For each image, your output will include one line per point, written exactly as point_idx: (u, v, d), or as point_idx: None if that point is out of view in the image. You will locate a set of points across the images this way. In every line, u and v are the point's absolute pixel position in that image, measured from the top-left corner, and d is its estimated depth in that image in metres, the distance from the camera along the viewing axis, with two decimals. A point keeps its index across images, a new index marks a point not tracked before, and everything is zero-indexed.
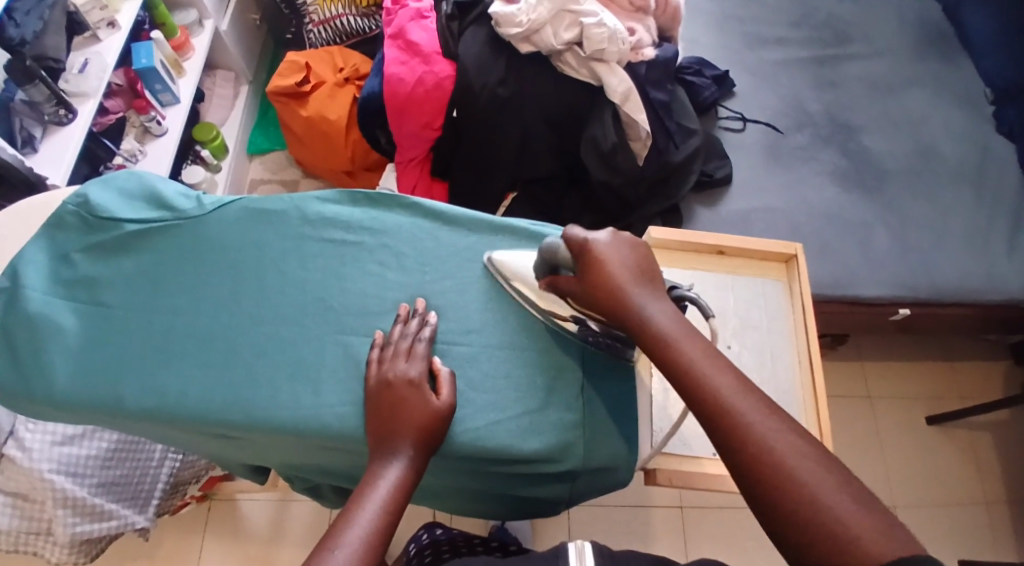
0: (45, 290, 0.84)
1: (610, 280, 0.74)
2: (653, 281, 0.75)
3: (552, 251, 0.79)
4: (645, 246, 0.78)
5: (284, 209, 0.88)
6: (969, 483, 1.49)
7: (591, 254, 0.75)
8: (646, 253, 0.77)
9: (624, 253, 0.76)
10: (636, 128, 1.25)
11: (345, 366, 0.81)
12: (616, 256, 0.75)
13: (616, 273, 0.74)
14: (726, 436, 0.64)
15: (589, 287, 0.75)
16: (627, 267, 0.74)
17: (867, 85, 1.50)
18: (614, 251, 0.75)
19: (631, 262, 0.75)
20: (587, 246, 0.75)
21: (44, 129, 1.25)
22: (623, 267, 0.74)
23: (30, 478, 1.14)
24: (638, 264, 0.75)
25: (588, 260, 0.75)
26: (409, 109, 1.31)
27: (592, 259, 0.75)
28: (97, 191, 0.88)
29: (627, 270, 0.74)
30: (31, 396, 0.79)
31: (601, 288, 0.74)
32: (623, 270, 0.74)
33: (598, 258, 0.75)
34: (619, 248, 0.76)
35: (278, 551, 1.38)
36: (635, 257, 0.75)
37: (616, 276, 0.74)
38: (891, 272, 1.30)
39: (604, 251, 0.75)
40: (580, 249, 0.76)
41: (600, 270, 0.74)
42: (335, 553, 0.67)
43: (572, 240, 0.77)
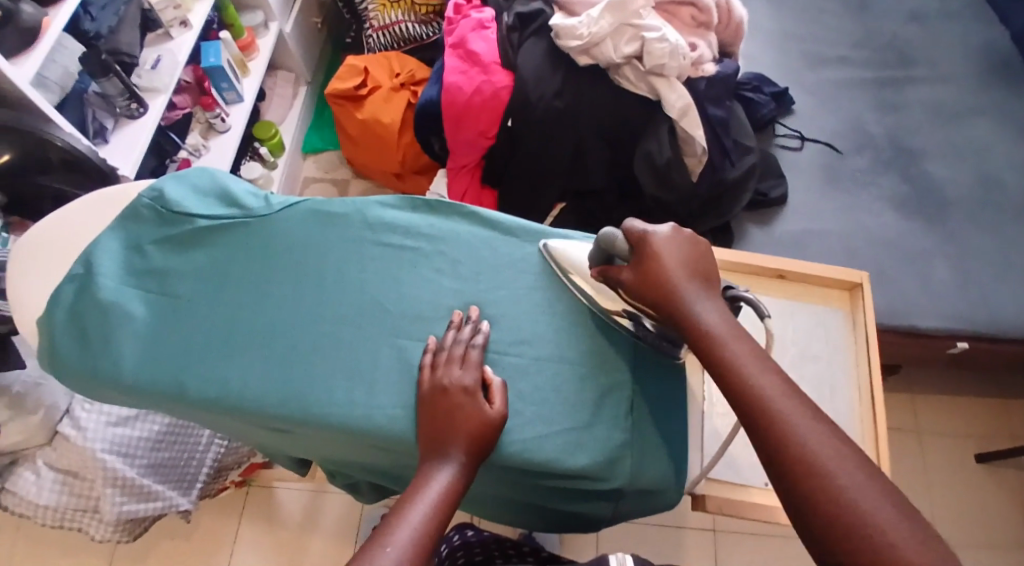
0: (118, 279, 0.86)
1: (665, 270, 0.74)
2: (707, 284, 0.75)
3: (609, 241, 0.78)
4: (705, 245, 0.78)
5: (347, 212, 0.91)
6: (1015, 524, 1.45)
7: (648, 243, 0.76)
8: (704, 252, 0.77)
9: (684, 248, 0.76)
10: (693, 144, 1.25)
11: (398, 369, 0.82)
12: (674, 249, 0.76)
13: (671, 265, 0.74)
14: (779, 460, 0.63)
15: (640, 276, 0.75)
16: (681, 261, 0.75)
17: (931, 109, 1.47)
18: (671, 243, 0.76)
19: (689, 258, 0.75)
20: (648, 235, 0.76)
21: (116, 122, 1.30)
22: (676, 261, 0.75)
23: (82, 456, 1.18)
24: (694, 262, 0.75)
25: (646, 249, 0.76)
26: (466, 117, 1.32)
27: (650, 246, 0.76)
28: (171, 185, 0.92)
29: (680, 263, 0.75)
30: (99, 378, 0.82)
31: (654, 277, 0.74)
32: (677, 263, 0.75)
33: (654, 247, 0.75)
34: (677, 242, 0.76)
35: (311, 542, 1.40)
36: (691, 254, 0.75)
37: (672, 267, 0.74)
38: (950, 305, 1.27)
39: (662, 244, 0.76)
40: (640, 237, 0.77)
41: (656, 259, 0.75)
42: (387, 549, 0.67)
43: (632, 231, 0.78)
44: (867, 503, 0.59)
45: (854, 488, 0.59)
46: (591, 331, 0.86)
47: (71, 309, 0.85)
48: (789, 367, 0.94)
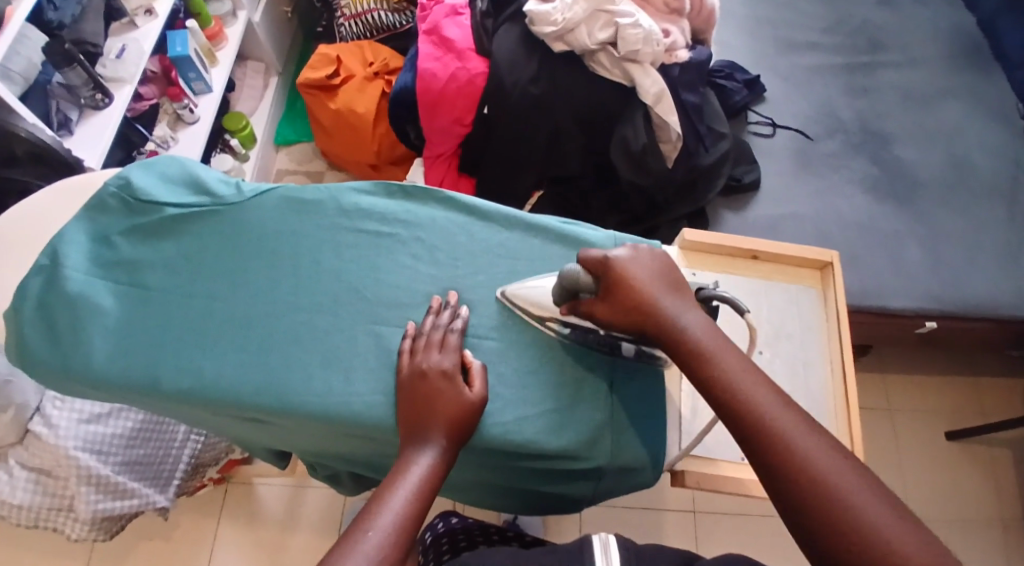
0: (85, 272, 0.85)
1: (641, 294, 0.74)
2: (677, 293, 0.76)
3: (572, 277, 0.76)
4: (664, 255, 0.79)
5: (321, 199, 0.90)
6: (985, 499, 1.48)
7: (616, 270, 0.75)
8: (666, 262, 0.78)
9: (648, 264, 0.77)
10: (668, 130, 1.26)
11: (377, 355, 0.82)
12: (639, 268, 0.76)
13: (646, 284, 0.75)
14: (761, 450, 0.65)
15: (618, 307, 0.75)
16: (653, 277, 0.76)
17: (901, 94, 1.49)
18: (634, 263, 0.76)
19: (657, 274, 0.76)
20: (611, 262, 0.76)
21: (81, 113, 1.28)
22: (648, 279, 0.75)
23: (54, 454, 1.16)
24: (661, 276, 0.76)
25: (615, 277, 0.75)
26: (442, 104, 1.31)
27: (620, 273, 0.75)
28: (139, 174, 0.90)
29: (653, 280, 0.75)
30: (67, 372, 0.80)
31: (632, 305, 0.74)
32: (649, 280, 0.75)
33: (623, 273, 0.75)
34: (639, 259, 0.77)
35: (292, 536, 1.39)
36: (657, 268, 0.76)
37: (646, 287, 0.75)
38: (921, 285, 1.29)
39: (627, 266, 0.76)
40: (602, 266, 0.76)
41: (628, 287, 0.75)
42: (369, 533, 0.68)
43: (591, 261, 0.77)
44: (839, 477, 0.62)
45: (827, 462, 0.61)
46: None
47: (38, 303, 0.83)
48: (763, 346, 0.94)
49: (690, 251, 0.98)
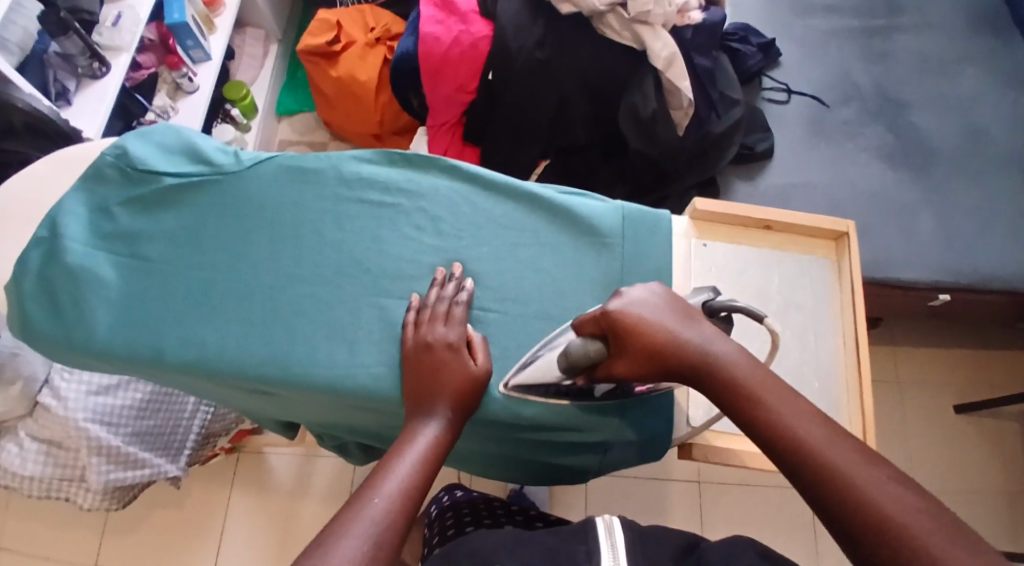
0: (85, 243, 0.84)
1: (656, 337, 0.71)
2: (690, 321, 0.73)
3: (581, 350, 0.74)
4: (663, 288, 0.75)
5: (321, 168, 0.88)
6: (992, 471, 1.48)
7: (622, 325, 0.71)
8: (668, 296, 0.74)
9: (646, 303, 0.73)
10: (678, 96, 1.22)
11: (381, 328, 0.82)
12: (641, 309, 0.72)
13: (660, 329, 0.71)
14: None
15: (639, 360, 0.71)
16: (663, 318, 0.72)
17: (919, 60, 1.44)
18: (641, 308, 0.72)
19: (663, 310, 0.72)
20: (611, 316, 0.72)
21: (78, 83, 1.26)
22: (660, 322, 0.71)
23: (64, 426, 1.17)
24: (667, 310, 0.73)
25: (622, 329, 0.71)
26: (445, 70, 1.28)
27: (626, 325, 0.71)
28: (136, 143, 0.88)
29: (664, 320, 0.72)
30: (72, 345, 0.80)
31: (654, 352, 0.71)
32: (661, 322, 0.72)
33: (634, 325, 0.71)
34: (643, 303, 0.73)
35: (303, 504, 1.40)
36: (665, 307, 0.73)
37: (657, 329, 0.71)
38: (932, 256, 1.27)
39: (635, 311, 0.72)
40: (603, 321, 0.72)
41: (642, 335, 0.71)
42: (376, 500, 0.64)
43: (598, 319, 0.73)
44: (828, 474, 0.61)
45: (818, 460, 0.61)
46: (576, 289, 0.86)
47: (39, 276, 0.82)
48: (773, 317, 0.93)
49: (701, 221, 0.96)
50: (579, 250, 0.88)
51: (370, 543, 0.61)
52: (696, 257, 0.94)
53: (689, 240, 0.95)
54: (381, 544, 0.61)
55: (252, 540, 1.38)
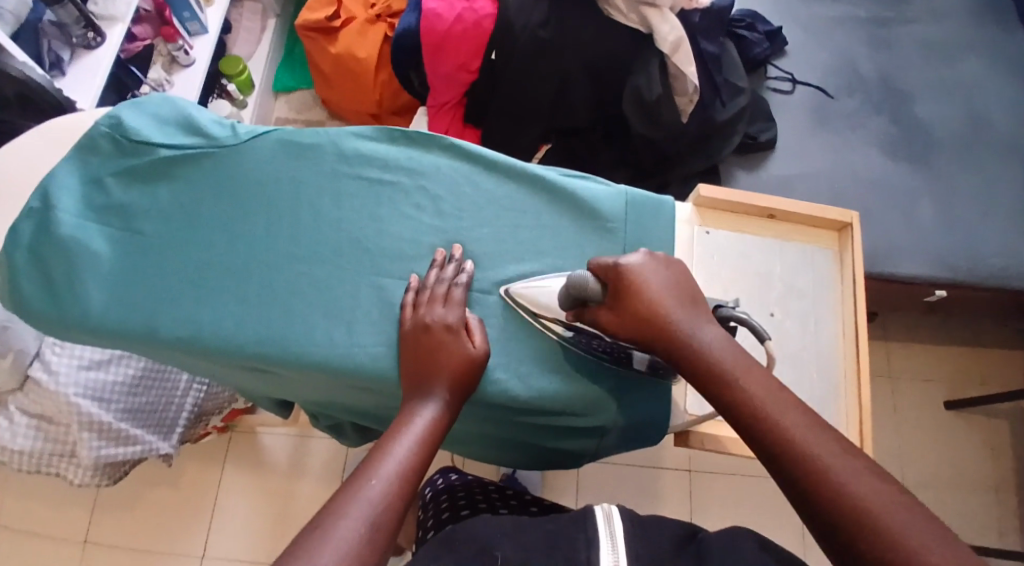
0: (78, 215, 0.82)
1: (652, 304, 0.71)
2: (687, 303, 0.72)
3: (580, 285, 0.75)
4: (679, 265, 0.76)
5: (320, 143, 0.87)
6: (982, 467, 1.48)
7: (626, 278, 0.72)
8: (681, 273, 0.75)
9: (660, 271, 0.74)
10: (684, 82, 1.21)
11: (379, 308, 0.81)
12: (650, 274, 0.73)
13: (660, 294, 0.72)
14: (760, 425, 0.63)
15: (630, 315, 0.72)
16: (665, 287, 0.72)
17: (925, 51, 1.43)
18: (648, 270, 0.73)
19: (669, 279, 0.73)
20: (620, 269, 0.73)
21: (73, 53, 1.23)
22: (662, 290, 0.72)
23: (56, 401, 1.16)
24: (673, 281, 0.73)
25: (624, 284, 0.72)
26: (446, 47, 1.26)
27: (628, 281, 0.72)
28: (130, 114, 0.86)
29: (665, 290, 0.72)
30: (64, 319, 0.79)
31: (640, 316, 0.71)
32: (661, 290, 0.72)
33: (634, 282, 0.72)
34: (652, 267, 0.74)
35: (295, 485, 1.40)
36: (672, 279, 0.73)
37: (657, 299, 0.71)
38: (932, 250, 1.26)
39: (640, 272, 0.73)
40: (611, 272, 0.74)
41: (637, 296, 0.72)
42: (372, 482, 0.63)
43: (604, 267, 0.75)
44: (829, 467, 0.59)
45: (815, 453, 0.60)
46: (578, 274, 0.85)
47: (30, 248, 0.81)
48: (774, 305, 0.92)
49: (704, 208, 0.95)
50: (580, 234, 0.86)
51: (368, 526, 0.60)
52: (699, 244, 0.93)
53: (692, 226, 0.94)
54: (379, 525, 0.60)
55: (244, 519, 1.37)
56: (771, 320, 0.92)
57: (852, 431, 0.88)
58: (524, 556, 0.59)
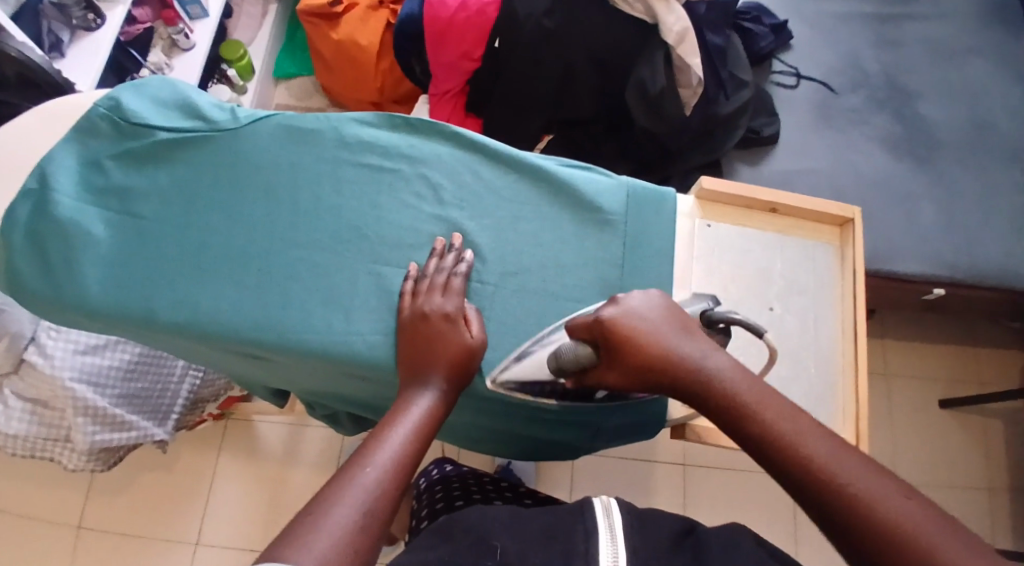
0: (75, 197, 0.82)
1: (645, 353, 0.68)
2: (686, 334, 0.69)
3: (569, 355, 0.72)
4: (661, 297, 0.73)
5: (320, 129, 0.86)
6: (976, 467, 1.48)
7: (611, 332, 0.69)
8: (667, 305, 0.72)
9: (647, 313, 0.70)
10: (688, 74, 1.19)
11: (377, 296, 0.80)
12: (637, 319, 0.70)
13: (652, 337, 0.68)
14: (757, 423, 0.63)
15: (630, 370, 0.69)
16: (656, 327, 0.69)
17: (930, 49, 1.42)
18: (632, 315, 0.70)
19: (656, 317, 0.70)
20: (604, 325, 0.70)
21: (73, 34, 1.22)
22: (652, 333, 0.69)
23: (51, 385, 1.14)
24: (663, 317, 0.70)
25: (613, 340, 0.69)
26: (450, 34, 1.25)
27: (616, 338, 0.69)
28: (130, 96, 0.85)
29: (656, 331, 0.69)
30: (61, 301, 0.78)
31: (640, 368, 0.68)
32: (651, 333, 0.69)
33: (622, 332, 0.69)
34: (635, 311, 0.70)
35: (290, 473, 1.39)
36: (658, 315, 0.70)
37: (649, 343, 0.68)
38: (932, 249, 1.26)
39: (624, 319, 0.70)
40: (596, 329, 0.71)
41: (629, 347, 0.68)
42: (367, 470, 0.62)
43: (586, 325, 0.72)
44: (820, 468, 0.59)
45: (809, 452, 0.60)
46: (579, 266, 0.84)
47: (28, 229, 0.80)
48: (774, 300, 0.92)
49: (706, 201, 0.94)
50: (580, 225, 0.86)
51: (362, 512, 0.59)
52: (699, 237, 0.92)
53: (693, 220, 0.93)
54: (373, 513, 0.60)
55: (237, 507, 1.37)
56: (770, 314, 0.91)
57: (849, 426, 0.88)
58: (522, 546, 0.58)
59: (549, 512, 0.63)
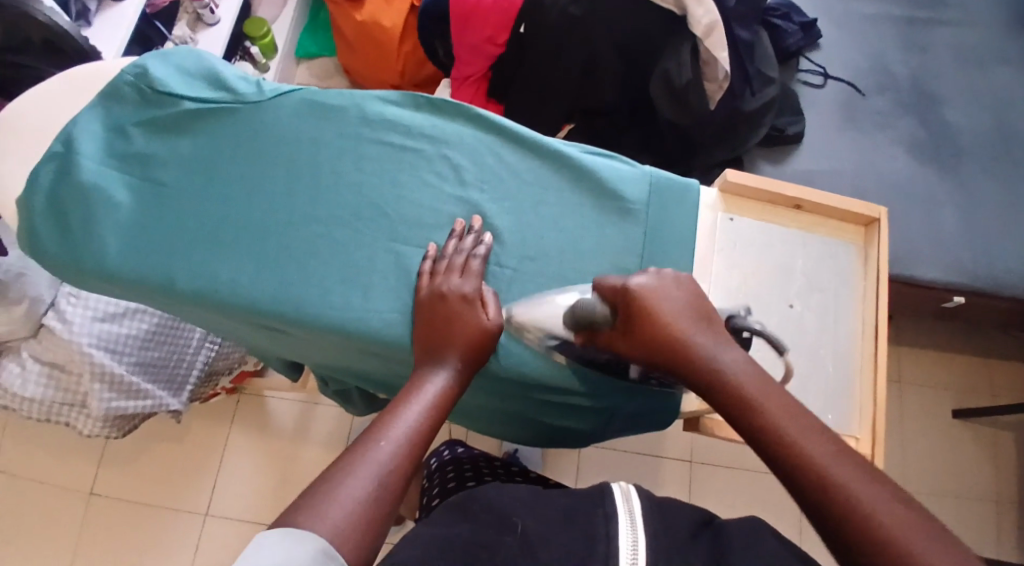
0: (100, 162, 0.83)
1: (661, 330, 0.69)
2: (704, 322, 0.70)
3: (587, 310, 0.74)
4: (690, 280, 0.74)
5: (344, 106, 0.86)
6: (985, 478, 1.47)
7: (634, 303, 0.70)
8: (694, 290, 0.73)
9: (670, 291, 0.72)
10: (714, 67, 1.18)
11: (395, 274, 0.80)
12: (662, 295, 0.71)
13: (670, 316, 0.70)
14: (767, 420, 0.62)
15: (639, 342, 0.70)
16: (676, 308, 0.70)
17: (960, 54, 1.40)
18: (658, 291, 0.71)
19: (679, 299, 0.71)
20: (629, 293, 0.71)
21: (99, 4, 1.23)
22: (671, 313, 0.70)
23: (69, 350, 1.16)
24: (684, 301, 0.71)
25: (633, 310, 0.71)
26: (475, 18, 1.26)
27: (637, 310, 0.70)
28: (156, 64, 0.86)
29: (675, 311, 0.70)
30: (81, 264, 0.79)
31: (652, 342, 0.69)
32: (671, 311, 0.70)
33: (643, 306, 0.70)
34: (662, 287, 0.72)
35: (299, 449, 1.41)
36: (682, 298, 0.71)
37: (667, 320, 0.69)
38: (953, 256, 1.24)
39: (649, 295, 0.71)
40: (620, 294, 0.72)
41: (647, 320, 0.70)
42: (382, 444, 0.63)
43: (611, 289, 0.73)
44: (841, 466, 0.58)
45: (823, 450, 0.59)
46: (597, 254, 0.84)
47: (51, 192, 0.81)
48: (794, 296, 0.91)
49: (729, 195, 0.94)
50: (601, 214, 0.86)
51: (376, 485, 0.60)
52: (721, 230, 0.92)
53: (715, 213, 0.93)
54: (386, 487, 0.60)
55: (247, 480, 1.39)
56: (789, 311, 0.91)
57: (864, 427, 0.88)
58: (540, 525, 0.59)
59: (571, 494, 0.62)
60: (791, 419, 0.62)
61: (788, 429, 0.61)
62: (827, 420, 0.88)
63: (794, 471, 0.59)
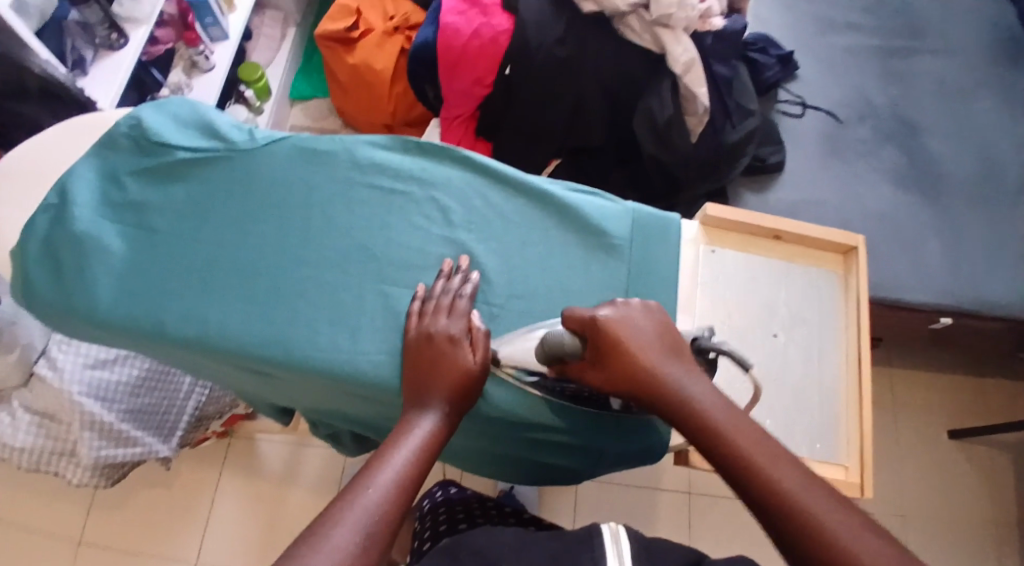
0: (92, 210, 0.83)
1: (631, 362, 0.70)
2: (674, 355, 0.71)
3: (557, 342, 0.73)
4: (661, 312, 0.74)
5: (334, 151, 0.88)
6: (985, 502, 1.46)
7: (606, 338, 0.71)
8: (664, 323, 0.73)
9: (641, 324, 0.72)
10: (694, 103, 1.22)
11: (384, 316, 0.81)
12: (632, 328, 0.72)
13: (642, 350, 0.70)
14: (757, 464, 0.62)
15: (610, 376, 0.71)
16: (648, 343, 0.71)
17: (937, 83, 1.43)
18: (628, 324, 0.72)
19: (649, 333, 0.72)
20: (598, 326, 0.71)
21: (96, 54, 1.25)
22: (643, 347, 0.70)
23: (59, 398, 1.15)
24: (655, 335, 0.72)
25: (604, 342, 0.71)
26: (462, 65, 1.27)
27: (609, 343, 0.71)
28: (151, 113, 0.87)
29: (648, 345, 0.71)
30: (74, 310, 0.80)
31: (628, 378, 0.70)
32: (644, 346, 0.71)
33: (615, 340, 0.71)
34: (632, 320, 0.72)
35: (291, 493, 1.39)
36: (653, 331, 0.72)
37: (638, 356, 0.70)
38: (939, 280, 1.25)
39: (618, 328, 0.71)
40: (589, 326, 0.72)
41: (621, 355, 0.70)
42: (369, 490, 0.63)
43: (580, 320, 0.73)
44: (820, 497, 0.59)
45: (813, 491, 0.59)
46: (586, 291, 0.85)
47: (45, 240, 0.82)
48: (778, 327, 0.92)
49: (710, 227, 0.94)
50: (585, 250, 0.87)
51: (362, 536, 0.59)
52: (703, 264, 0.92)
53: (697, 246, 0.93)
54: (372, 536, 0.60)
55: (240, 527, 1.37)
56: (774, 341, 0.91)
57: (854, 458, 0.88)
58: None
59: (561, 538, 0.62)
60: (776, 461, 0.63)
61: (766, 466, 0.62)
62: (816, 449, 0.88)
63: (774, 510, 0.60)
